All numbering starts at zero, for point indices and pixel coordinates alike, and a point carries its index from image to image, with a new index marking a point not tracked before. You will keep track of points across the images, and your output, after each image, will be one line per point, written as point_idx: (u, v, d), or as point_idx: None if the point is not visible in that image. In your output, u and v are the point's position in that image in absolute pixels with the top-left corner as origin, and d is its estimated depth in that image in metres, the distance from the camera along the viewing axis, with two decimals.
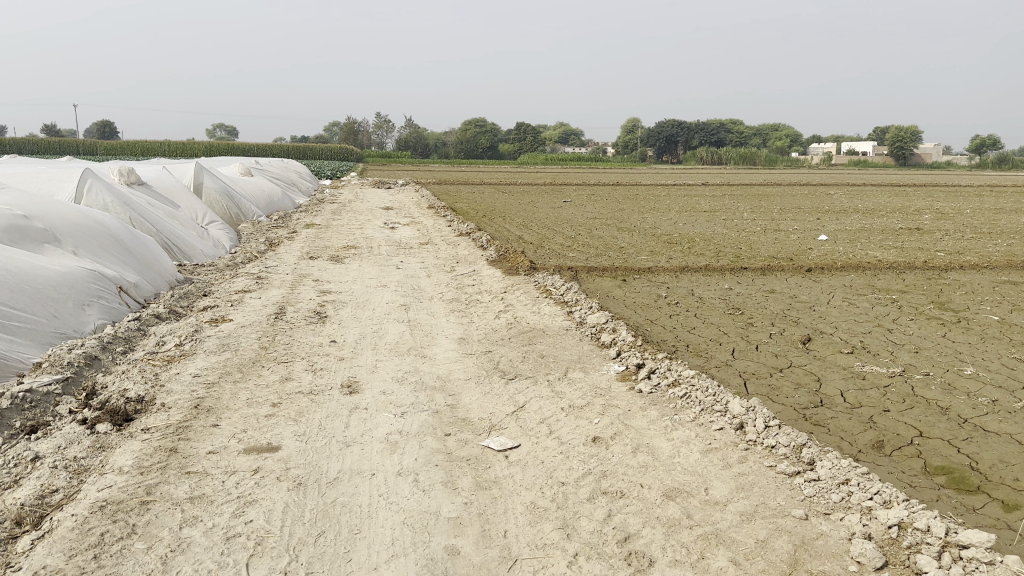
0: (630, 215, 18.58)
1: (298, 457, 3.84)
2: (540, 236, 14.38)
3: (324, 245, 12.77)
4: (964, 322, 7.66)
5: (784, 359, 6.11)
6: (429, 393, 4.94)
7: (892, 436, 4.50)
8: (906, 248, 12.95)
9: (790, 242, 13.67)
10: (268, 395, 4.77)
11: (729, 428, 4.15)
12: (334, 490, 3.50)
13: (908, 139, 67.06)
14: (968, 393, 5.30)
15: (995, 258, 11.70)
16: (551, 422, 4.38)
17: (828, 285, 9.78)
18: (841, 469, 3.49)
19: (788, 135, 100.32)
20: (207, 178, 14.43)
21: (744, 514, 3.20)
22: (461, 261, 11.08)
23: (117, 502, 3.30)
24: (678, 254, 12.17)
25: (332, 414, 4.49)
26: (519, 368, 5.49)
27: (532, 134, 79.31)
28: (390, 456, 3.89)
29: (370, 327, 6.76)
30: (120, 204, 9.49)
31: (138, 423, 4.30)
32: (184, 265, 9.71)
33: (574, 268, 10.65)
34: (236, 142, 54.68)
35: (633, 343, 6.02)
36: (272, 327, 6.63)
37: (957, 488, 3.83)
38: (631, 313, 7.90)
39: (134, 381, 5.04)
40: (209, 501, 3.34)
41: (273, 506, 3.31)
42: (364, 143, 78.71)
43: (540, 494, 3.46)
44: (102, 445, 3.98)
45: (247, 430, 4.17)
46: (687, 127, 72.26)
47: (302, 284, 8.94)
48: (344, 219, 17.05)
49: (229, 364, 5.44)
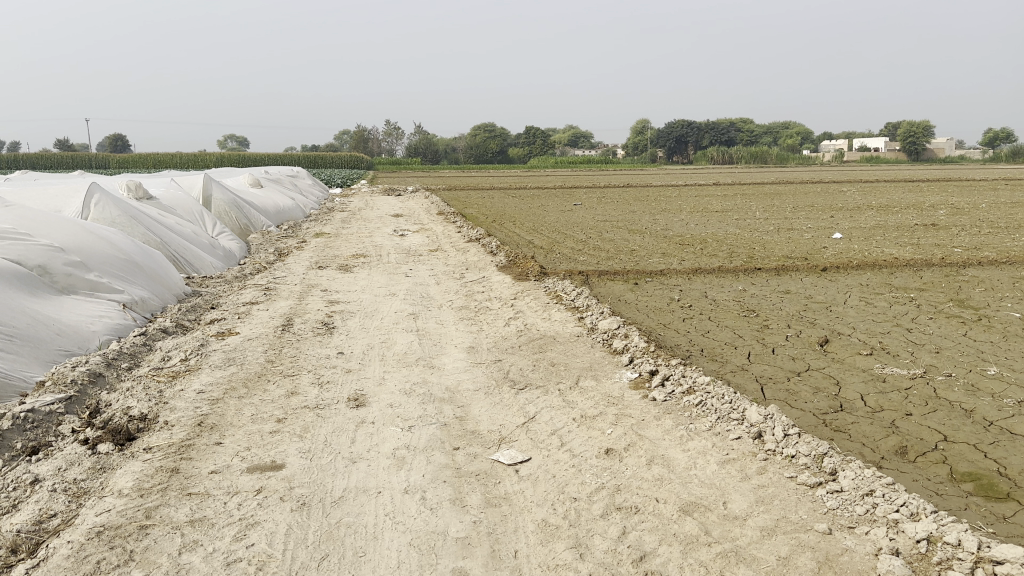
0: (642, 216, 18.41)
1: (303, 476, 3.73)
2: (550, 240, 14.23)
3: (333, 254, 12.69)
4: (985, 320, 7.47)
5: (802, 363, 5.96)
6: (437, 405, 4.82)
7: (916, 441, 4.35)
8: (923, 245, 12.70)
9: (804, 241, 13.48)
10: (273, 410, 4.68)
11: (746, 437, 4.01)
12: (339, 510, 3.39)
13: (920, 133, 66.48)
14: (992, 395, 5.13)
15: (1014, 254, 11.47)
16: (562, 433, 4.26)
17: (843, 284, 9.60)
18: (864, 479, 3.34)
19: (799, 133, 99.65)
20: (216, 189, 14.40)
21: (764, 529, 3.06)
22: (471, 268, 10.98)
23: (115, 527, 3.21)
24: (692, 256, 12.01)
25: (338, 429, 4.39)
26: (530, 377, 5.38)
27: (542, 137, 79.30)
28: (397, 473, 3.78)
29: (378, 337, 6.66)
30: (128, 218, 9.45)
31: (140, 442, 4.21)
32: (192, 278, 9.67)
33: (585, 272, 10.51)
34: (247, 153, 54.91)
35: (645, 349, 5.88)
36: (279, 339, 6.54)
37: (986, 496, 3.67)
38: (643, 317, 7.77)
39: (138, 398, 4.96)
40: (210, 524, 3.24)
41: (275, 529, 3.21)
42: (374, 150, 78.81)
43: (552, 510, 3.34)
44: (103, 466, 3.89)
45: (251, 448, 4.08)
46: (697, 127, 71.94)
47: (310, 295, 8.85)
48: (354, 227, 16.98)
49: (234, 378, 5.36)
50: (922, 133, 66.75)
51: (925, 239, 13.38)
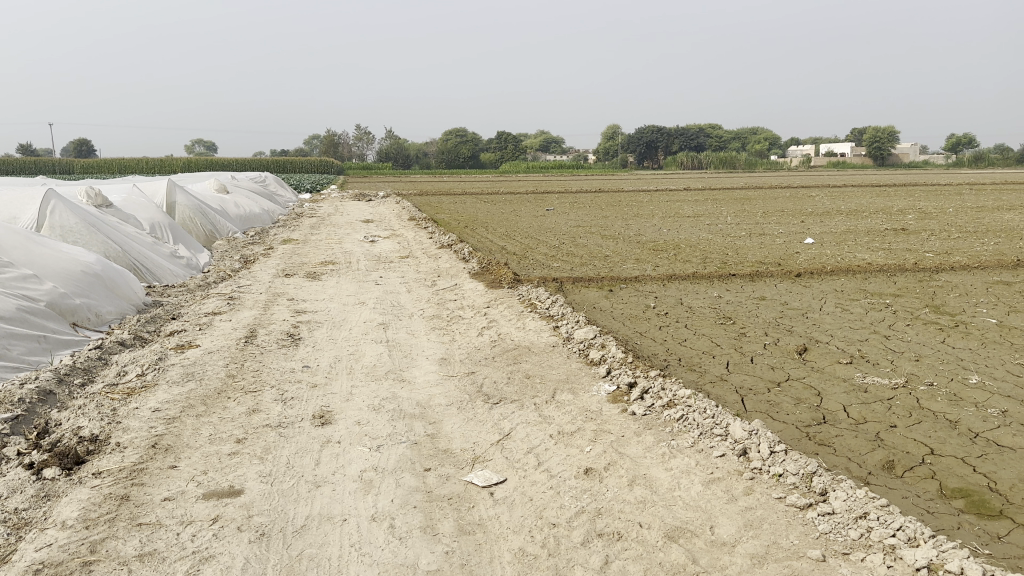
0: (614, 221, 18.31)
1: (262, 503, 3.49)
2: (522, 246, 14.06)
3: (301, 262, 12.37)
4: (962, 326, 7.42)
5: (782, 372, 5.83)
6: (407, 422, 4.60)
7: (903, 456, 4.22)
8: (894, 250, 12.77)
9: (776, 246, 13.44)
10: (233, 430, 4.42)
11: (731, 454, 3.86)
12: (300, 541, 3.16)
13: (885, 139, 67.58)
14: (976, 404, 5.03)
15: (985, 258, 11.54)
16: (539, 451, 4.06)
17: (818, 290, 9.55)
18: (857, 501, 3.21)
19: (767, 139, 100.44)
20: (180, 195, 14.01)
21: (754, 557, 2.91)
22: (443, 275, 10.77)
23: (55, 564, 2.95)
24: (665, 262, 11.88)
25: (302, 449, 4.15)
26: (504, 391, 5.17)
27: (514, 142, 79.46)
28: (364, 498, 3.55)
29: (347, 349, 6.42)
30: (86, 228, 9.09)
31: (90, 465, 3.95)
32: (153, 288, 9.33)
33: (559, 279, 10.36)
34: (215, 159, 54.17)
35: (622, 359, 5.71)
36: (241, 352, 6.27)
37: (978, 514, 3.52)
38: (619, 325, 7.61)
39: (89, 418, 4.68)
40: (160, 559, 3.00)
41: (231, 563, 2.97)
42: (345, 154, 78.34)
43: (529, 538, 3.15)
44: (48, 494, 3.62)
45: (208, 472, 3.83)
46: (667, 133, 72.38)
47: (276, 304, 8.57)
48: (322, 233, 16.66)
49: (193, 395, 5.09)
50: (888, 139, 67.82)
51: (896, 244, 13.47)
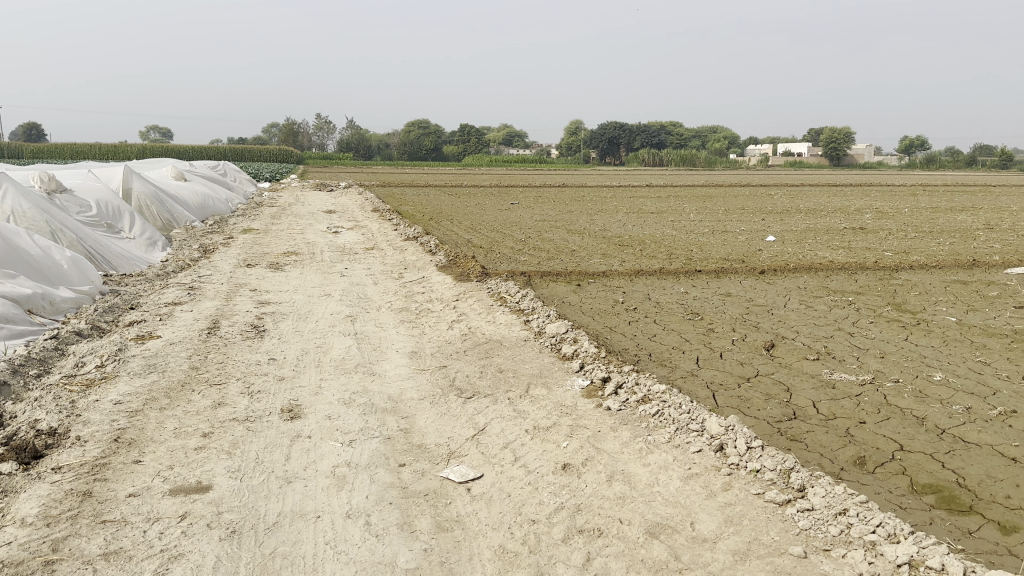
0: (578, 216, 18.32)
1: (232, 499, 3.39)
2: (488, 239, 13.99)
3: (263, 252, 12.12)
4: (923, 324, 7.55)
5: (751, 368, 5.87)
6: (379, 416, 4.51)
7: (873, 452, 4.26)
8: (853, 248, 12.99)
9: (738, 243, 13.57)
10: (198, 424, 4.29)
11: (708, 450, 3.86)
12: (273, 538, 3.08)
13: (842, 140, 68.88)
14: (941, 401, 5.11)
15: (941, 258, 11.78)
16: (515, 447, 4.01)
17: (782, 286, 9.66)
18: (835, 497, 3.23)
19: (727, 138, 101.68)
20: (136, 182, 13.65)
21: (736, 553, 2.90)
22: (410, 267, 10.65)
23: (16, 563, 2.83)
24: (630, 257, 11.91)
25: (271, 444, 4.04)
26: (477, 385, 5.11)
27: (477, 135, 79.17)
28: (337, 494, 3.47)
29: (314, 341, 6.29)
30: (38, 215, 8.78)
31: (49, 460, 3.80)
32: (110, 276, 9.06)
33: (527, 273, 10.30)
34: (171, 147, 52.99)
35: (595, 354, 5.69)
36: (205, 344, 6.10)
37: (948, 509, 3.57)
38: (589, 320, 7.60)
39: (47, 410, 4.50)
40: (127, 558, 2.89)
41: (202, 562, 2.87)
42: (305, 144, 77.30)
43: (509, 535, 3.10)
44: (5, 490, 3.47)
45: (174, 467, 3.71)
46: (629, 129, 72.76)
47: (238, 295, 8.38)
48: (284, 223, 16.37)
49: (156, 388, 4.93)
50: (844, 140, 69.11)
51: (855, 242, 13.68)
